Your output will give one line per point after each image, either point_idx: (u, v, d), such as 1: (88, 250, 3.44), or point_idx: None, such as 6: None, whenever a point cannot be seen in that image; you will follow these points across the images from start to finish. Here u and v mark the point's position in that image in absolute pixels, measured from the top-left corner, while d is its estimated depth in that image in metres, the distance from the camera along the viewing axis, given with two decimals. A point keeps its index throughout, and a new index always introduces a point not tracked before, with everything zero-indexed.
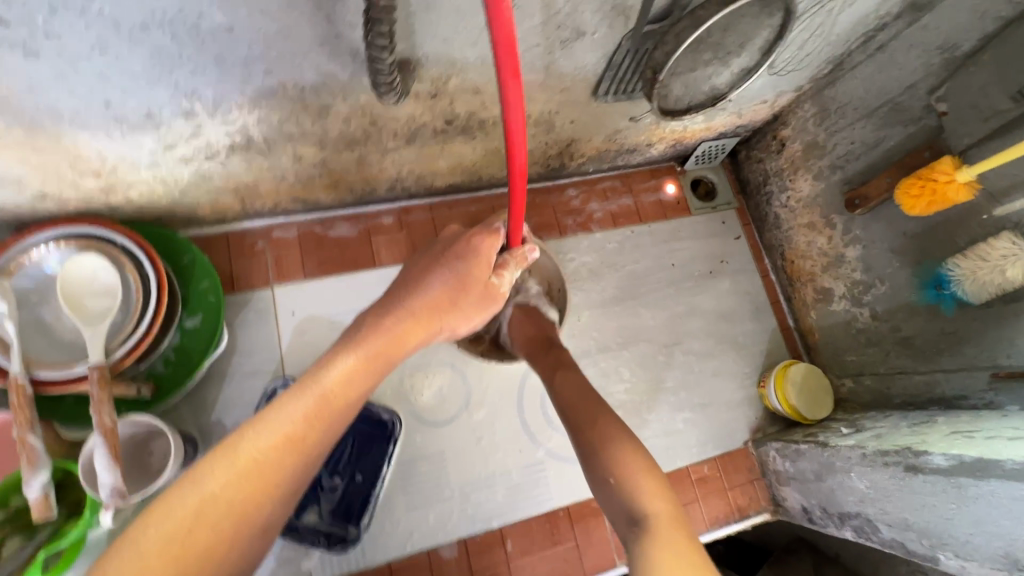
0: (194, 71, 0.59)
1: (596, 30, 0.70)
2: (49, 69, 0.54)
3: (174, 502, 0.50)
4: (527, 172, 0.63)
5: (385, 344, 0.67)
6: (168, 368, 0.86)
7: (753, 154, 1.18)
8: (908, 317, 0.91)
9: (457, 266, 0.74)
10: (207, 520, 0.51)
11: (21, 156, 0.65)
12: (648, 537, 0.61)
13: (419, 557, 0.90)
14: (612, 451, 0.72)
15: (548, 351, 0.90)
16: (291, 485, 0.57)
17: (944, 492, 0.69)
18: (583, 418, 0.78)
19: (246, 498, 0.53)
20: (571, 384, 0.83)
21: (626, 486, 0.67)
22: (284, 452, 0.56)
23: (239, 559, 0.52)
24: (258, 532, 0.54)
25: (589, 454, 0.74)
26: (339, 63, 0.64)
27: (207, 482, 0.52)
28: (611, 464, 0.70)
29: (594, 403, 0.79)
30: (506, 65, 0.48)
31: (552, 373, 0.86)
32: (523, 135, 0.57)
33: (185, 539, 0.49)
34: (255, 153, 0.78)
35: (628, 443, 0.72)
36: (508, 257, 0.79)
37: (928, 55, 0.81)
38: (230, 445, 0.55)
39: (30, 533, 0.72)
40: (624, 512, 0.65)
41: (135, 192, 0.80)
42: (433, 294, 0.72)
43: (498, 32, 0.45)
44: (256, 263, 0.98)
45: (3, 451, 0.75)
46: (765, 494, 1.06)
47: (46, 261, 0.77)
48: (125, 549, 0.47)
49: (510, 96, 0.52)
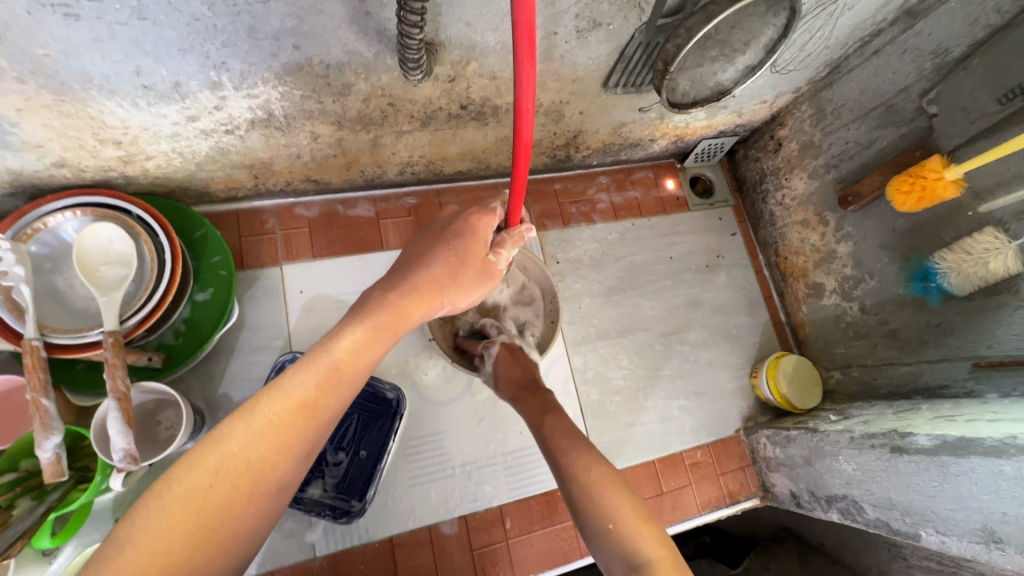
0: (226, 42, 0.61)
1: (611, 21, 0.73)
2: (87, 32, 0.55)
3: (194, 460, 0.51)
4: (532, 150, 0.61)
5: (390, 318, 0.65)
6: (178, 339, 0.87)
7: (750, 153, 1.22)
8: (895, 311, 0.96)
9: (455, 245, 0.71)
10: (227, 477, 0.51)
11: (47, 121, 0.66)
12: None
13: (420, 532, 0.92)
14: (605, 497, 0.68)
15: (534, 393, 0.87)
16: (307, 447, 0.57)
17: (928, 470, 0.73)
18: (572, 460, 0.74)
19: (263, 459, 0.53)
20: (561, 430, 0.79)
21: (625, 535, 0.63)
22: (298, 416, 0.56)
23: (258, 517, 0.53)
24: (274, 492, 0.54)
25: (582, 498, 0.69)
26: (365, 42, 0.66)
27: (226, 440, 0.52)
28: (606, 509, 0.66)
29: (583, 446, 0.76)
30: (523, 46, 0.49)
31: (542, 418, 0.82)
32: (531, 115, 0.56)
33: (206, 495, 0.50)
34: (274, 129, 0.79)
35: (622, 487, 0.69)
36: (506, 236, 0.76)
37: (920, 60, 0.86)
38: (247, 407, 0.55)
39: (39, 496, 0.71)
40: (623, 557, 0.61)
41: (152, 163, 0.81)
42: (430, 271, 0.69)
43: (520, 15, 0.47)
44: (266, 241, 0.99)
45: (15, 415, 0.76)
46: (755, 480, 1.10)
47: (62, 228, 0.77)
48: (150, 503, 0.48)
49: (524, 79, 0.52)
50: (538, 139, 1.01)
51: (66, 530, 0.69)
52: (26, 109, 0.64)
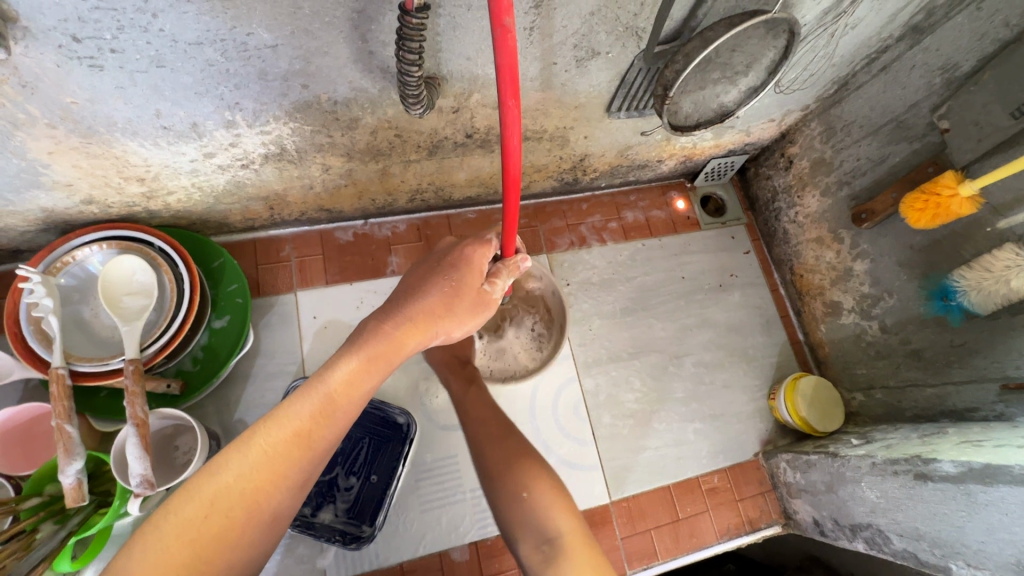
0: (239, 85, 0.64)
1: (610, 49, 0.74)
2: (110, 81, 0.59)
3: (191, 492, 0.54)
4: (521, 184, 0.62)
5: (385, 347, 0.67)
6: (196, 366, 0.90)
7: (761, 171, 1.21)
8: (917, 330, 0.92)
9: (451, 275, 0.73)
10: (223, 507, 0.54)
11: (75, 162, 0.71)
12: (559, 558, 0.66)
13: (430, 559, 0.91)
14: (520, 468, 0.75)
15: (464, 368, 0.93)
16: (301, 478, 0.60)
17: (954, 499, 0.70)
18: (491, 432, 0.81)
19: (258, 489, 0.56)
20: (481, 403, 0.87)
21: (536, 506, 0.71)
22: (294, 447, 0.59)
23: (251, 545, 0.56)
24: (268, 520, 0.57)
25: (498, 469, 0.76)
26: (370, 79, 0.69)
27: (222, 471, 0.55)
28: (522, 480, 0.73)
29: (502, 422, 0.83)
30: (506, 87, 0.50)
31: (466, 389, 0.89)
32: (519, 146, 0.57)
33: (202, 525, 0.53)
34: (287, 162, 0.82)
35: (540, 464, 0.76)
36: (501, 266, 0.78)
37: (929, 75, 0.84)
38: (243, 438, 0.57)
39: (61, 520, 0.74)
40: (532, 530, 0.69)
41: (173, 198, 0.85)
42: (427, 300, 0.71)
43: (502, 60, 0.48)
44: (281, 269, 1.02)
45: (43, 440, 0.81)
46: (776, 506, 1.06)
47: (89, 261, 0.81)
48: (150, 533, 0.51)
49: (509, 117, 0.53)
50: (545, 163, 1.03)
51: (87, 554, 0.70)
52: (56, 152, 0.68)
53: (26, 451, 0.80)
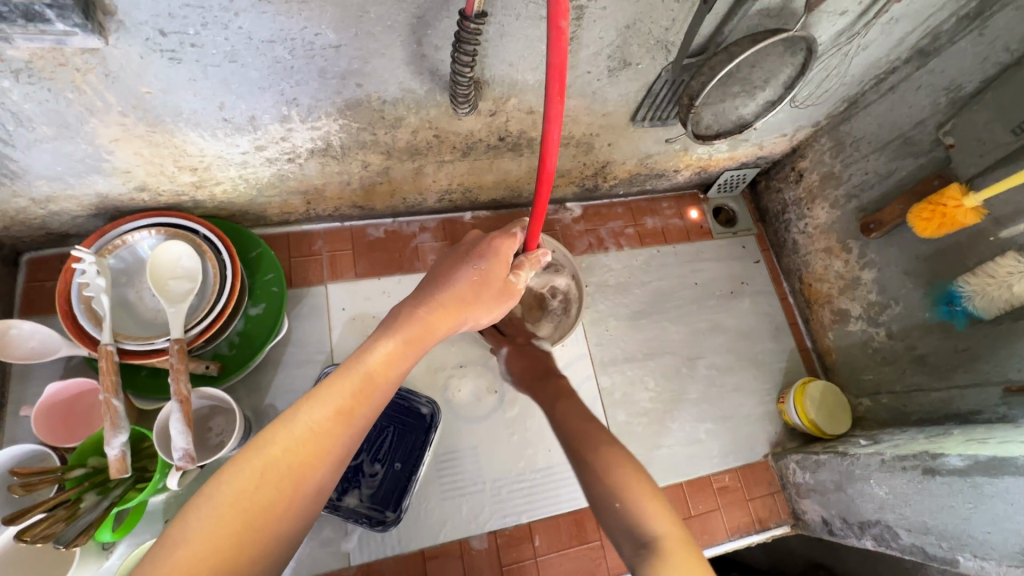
0: (300, 81, 0.69)
1: (640, 61, 0.80)
2: (185, 73, 0.64)
3: (241, 465, 0.56)
4: (554, 178, 0.66)
5: (419, 331, 0.71)
6: (232, 350, 0.93)
7: (772, 184, 1.27)
8: (923, 335, 0.97)
9: (479, 264, 0.77)
10: (271, 478, 0.56)
11: (137, 149, 0.75)
12: (659, 561, 0.58)
13: (451, 545, 0.94)
14: (615, 472, 0.68)
15: (545, 380, 0.94)
16: (343, 454, 0.61)
17: (961, 491, 0.73)
18: (582, 434, 0.77)
19: (303, 463, 0.58)
20: (571, 408, 0.84)
21: (630, 513, 0.64)
22: (337, 423, 0.61)
23: (299, 519, 0.57)
24: (313, 495, 0.59)
25: (591, 473, 0.70)
26: (419, 80, 0.74)
27: (269, 445, 0.58)
28: (617, 488, 0.67)
29: (592, 424, 0.78)
30: (554, 85, 0.55)
31: (553, 399, 0.88)
32: (556, 143, 0.61)
33: (252, 496, 0.54)
34: (330, 157, 0.87)
35: (633, 464, 0.70)
36: (524, 259, 0.83)
37: (935, 95, 0.90)
38: (288, 415, 0.60)
39: (104, 491, 0.76)
40: (629, 537, 0.62)
41: (220, 189, 0.89)
42: (457, 287, 0.75)
43: (553, 59, 0.53)
44: (313, 262, 1.06)
45: (85, 415, 0.84)
46: (785, 507, 1.09)
47: (140, 245, 0.86)
48: (202, 504, 0.53)
49: (552, 113, 0.58)
50: (569, 168, 1.08)
51: (126, 525, 0.74)
52: (121, 139, 0.73)
53: (68, 425, 0.83)
